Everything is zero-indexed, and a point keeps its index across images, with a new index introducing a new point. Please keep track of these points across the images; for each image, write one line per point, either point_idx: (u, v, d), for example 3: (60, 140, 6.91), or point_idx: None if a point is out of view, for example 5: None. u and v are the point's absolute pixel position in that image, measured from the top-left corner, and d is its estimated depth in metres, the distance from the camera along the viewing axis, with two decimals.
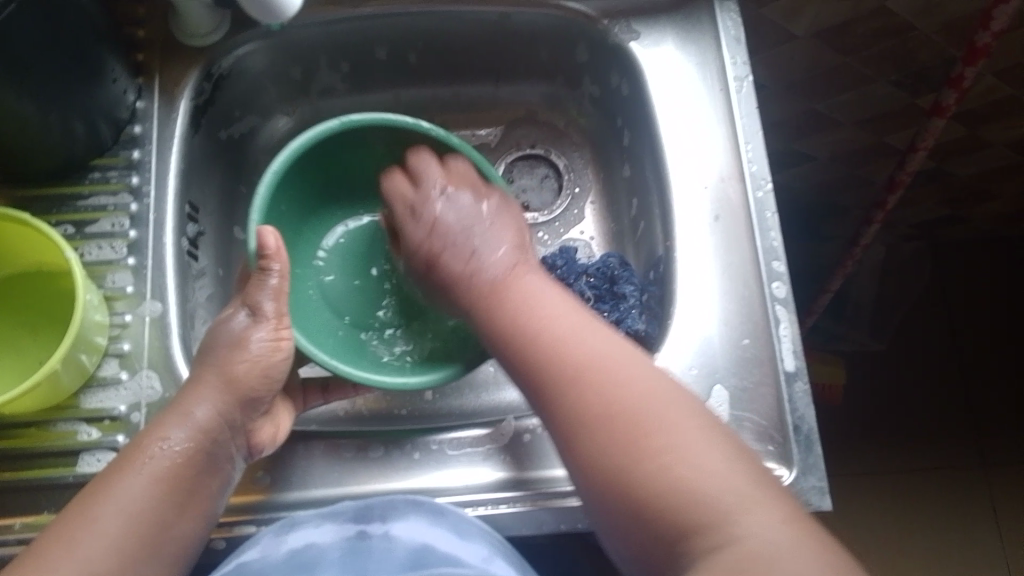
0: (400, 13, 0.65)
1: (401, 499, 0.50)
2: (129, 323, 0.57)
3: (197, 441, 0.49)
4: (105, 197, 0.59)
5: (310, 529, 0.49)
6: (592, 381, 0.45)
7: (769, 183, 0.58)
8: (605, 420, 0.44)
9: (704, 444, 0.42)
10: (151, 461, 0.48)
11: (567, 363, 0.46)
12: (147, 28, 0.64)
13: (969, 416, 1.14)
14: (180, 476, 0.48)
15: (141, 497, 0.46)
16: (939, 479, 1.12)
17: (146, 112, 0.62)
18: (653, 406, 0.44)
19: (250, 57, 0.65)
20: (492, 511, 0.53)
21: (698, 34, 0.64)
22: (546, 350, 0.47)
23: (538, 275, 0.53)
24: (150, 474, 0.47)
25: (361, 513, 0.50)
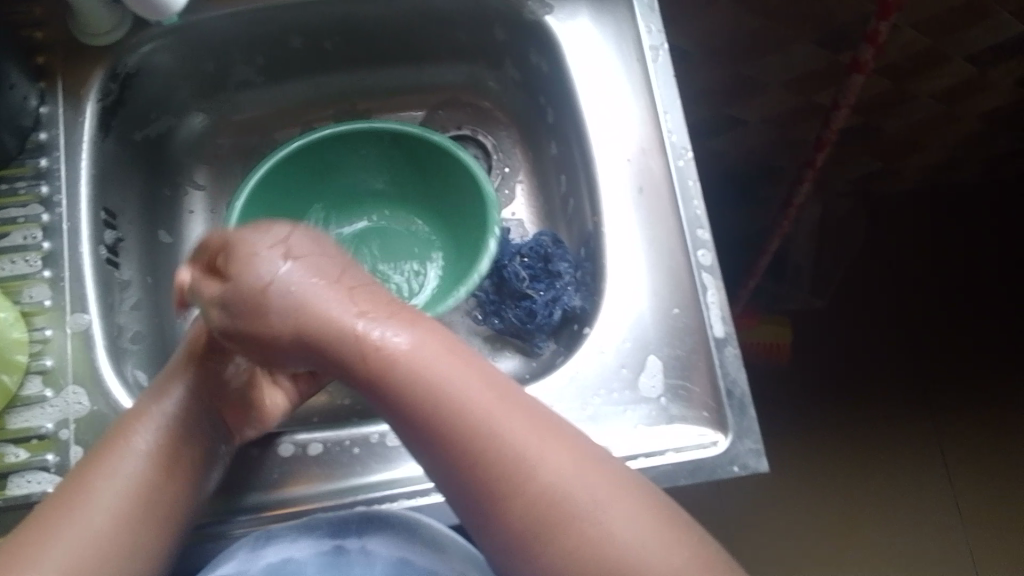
0: (310, 0, 0.64)
1: (380, 512, 0.50)
2: (51, 338, 0.55)
3: (176, 418, 0.49)
4: (14, 209, 0.57)
5: (286, 543, 0.49)
6: (488, 432, 0.42)
7: (689, 151, 0.59)
8: (506, 467, 0.42)
9: (597, 481, 0.42)
10: (129, 445, 0.48)
11: (456, 412, 0.42)
12: (46, 31, 0.62)
13: (910, 364, 1.17)
14: (161, 453, 0.48)
15: (124, 478, 0.46)
16: (884, 426, 1.16)
17: (52, 117, 0.60)
18: (547, 451, 0.42)
19: (158, 54, 0.63)
20: (437, 500, 0.52)
21: (612, 6, 0.64)
22: (425, 395, 0.43)
23: (389, 326, 0.44)
24: (133, 455, 0.47)
25: (339, 526, 0.50)
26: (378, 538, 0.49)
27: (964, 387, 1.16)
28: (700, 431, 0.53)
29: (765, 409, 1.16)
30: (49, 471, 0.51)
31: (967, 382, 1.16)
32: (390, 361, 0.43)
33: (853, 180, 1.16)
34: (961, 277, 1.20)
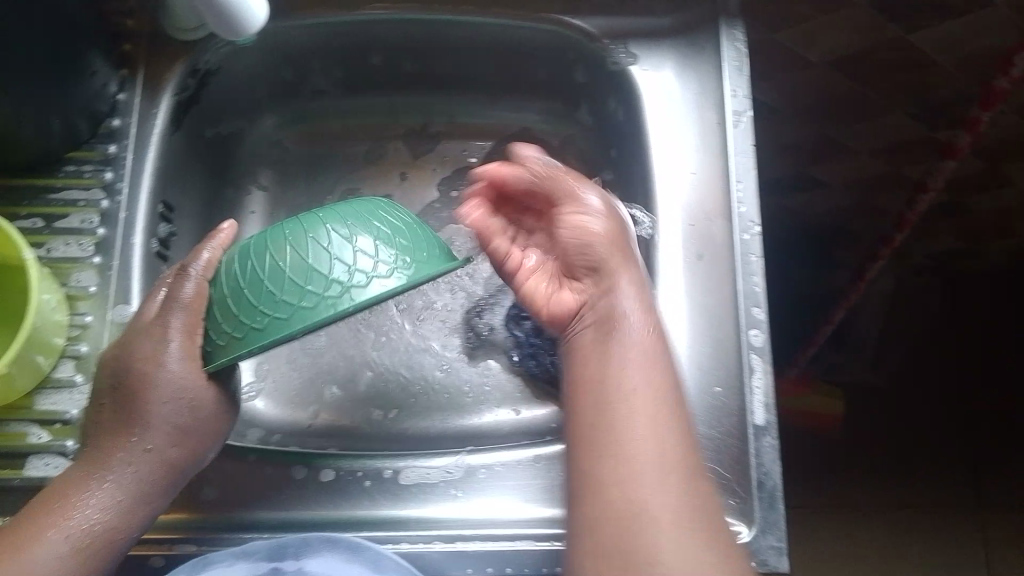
0: (394, 19, 0.64)
1: (319, 535, 0.48)
2: (89, 325, 0.55)
3: (117, 506, 0.45)
4: (77, 192, 0.58)
5: (224, 566, 0.46)
6: (613, 396, 0.44)
7: (757, 226, 0.56)
8: (609, 430, 0.44)
9: (671, 496, 0.42)
10: (73, 522, 0.44)
11: (587, 369, 0.46)
12: (136, 19, 0.62)
13: (967, 458, 1.11)
14: (104, 539, 0.44)
15: (61, 557, 0.43)
16: (929, 521, 1.09)
17: (128, 104, 0.60)
18: (659, 426, 0.44)
19: (239, 55, 0.64)
20: (424, 548, 0.50)
21: (700, 62, 0.61)
22: (598, 366, 0.46)
23: (643, 315, 0.47)
24: (76, 531, 0.43)
25: (277, 549, 0.48)
26: (317, 559, 0.47)
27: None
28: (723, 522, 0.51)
29: (806, 482, 1.11)
30: (66, 458, 0.52)
31: None
32: (610, 319, 0.47)
33: (934, 257, 1.11)
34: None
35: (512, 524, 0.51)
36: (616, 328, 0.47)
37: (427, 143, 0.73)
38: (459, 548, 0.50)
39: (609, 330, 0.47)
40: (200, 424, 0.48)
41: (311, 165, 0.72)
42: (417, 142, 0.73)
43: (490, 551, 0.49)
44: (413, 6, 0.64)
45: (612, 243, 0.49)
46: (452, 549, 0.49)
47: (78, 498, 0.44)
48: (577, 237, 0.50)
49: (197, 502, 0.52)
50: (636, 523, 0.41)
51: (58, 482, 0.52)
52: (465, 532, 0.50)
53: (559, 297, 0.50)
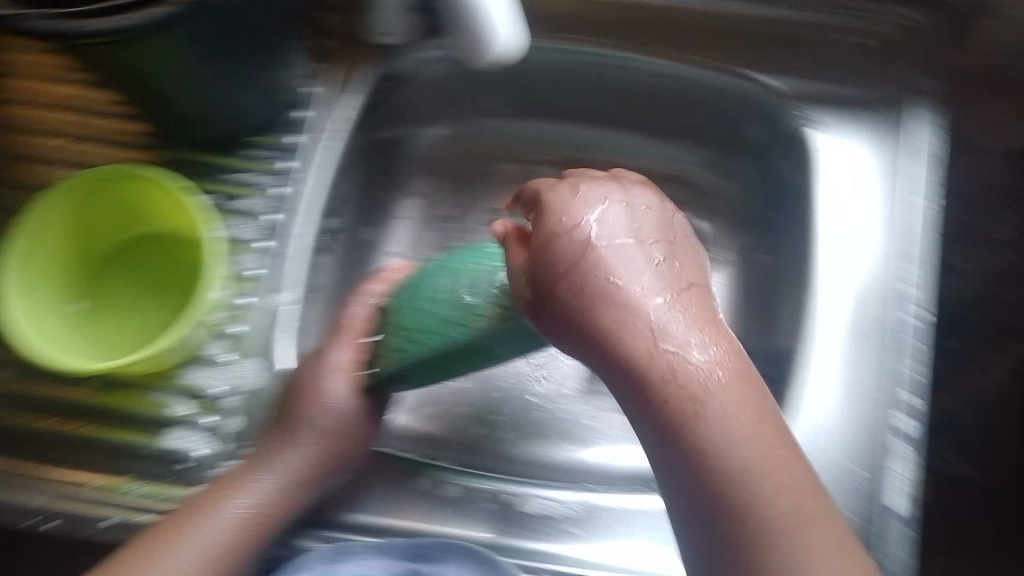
0: (591, 53, 0.67)
1: (457, 544, 0.49)
2: (252, 305, 0.57)
3: (274, 498, 0.49)
4: (255, 175, 0.60)
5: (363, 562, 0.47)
6: (719, 417, 0.38)
7: (919, 308, 0.55)
8: (713, 469, 0.38)
9: (798, 495, 0.38)
10: (227, 510, 0.47)
11: (685, 403, 0.38)
12: (340, 21, 0.65)
13: None
14: (257, 523, 0.48)
15: (215, 541, 0.46)
16: None
17: (317, 100, 0.63)
18: (764, 444, 0.38)
19: (433, 65, 0.66)
20: None
21: (887, 135, 0.63)
22: (710, 418, 0.38)
23: (713, 330, 0.40)
24: (226, 521, 0.47)
25: (416, 551, 0.48)
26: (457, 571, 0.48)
27: None
28: None
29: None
30: (207, 433, 0.53)
31: None
32: (670, 374, 0.39)
33: None
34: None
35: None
36: (688, 385, 0.38)
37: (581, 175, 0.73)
38: None
39: (664, 365, 0.39)
40: (341, 426, 0.53)
41: (464, 180, 0.73)
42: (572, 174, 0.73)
43: None
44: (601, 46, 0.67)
45: (667, 230, 0.44)
46: None
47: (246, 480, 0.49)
48: (658, 259, 0.42)
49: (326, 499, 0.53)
50: (758, 533, 0.37)
51: (193, 456, 0.52)
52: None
53: (621, 307, 0.40)
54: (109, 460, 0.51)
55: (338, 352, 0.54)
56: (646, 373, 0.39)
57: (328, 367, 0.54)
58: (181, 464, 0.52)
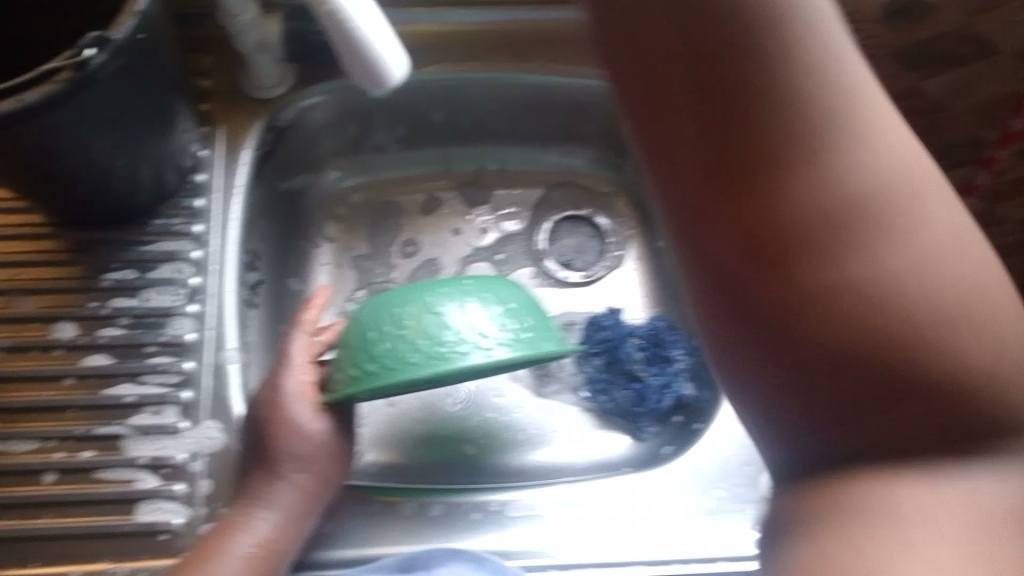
0: (453, 77, 0.69)
1: (443, 548, 0.50)
2: (190, 370, 0.57)
3: (273, 537, 0.50)
4: (169, 245, 0.61)
5: None
6: (914, 196, 0.36)
7: None
8: (747, 120, 0.37)
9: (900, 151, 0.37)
10: (231, 555, 0.48)
11: (749, 109, 0.36)
12: (213, 80, 0.66)
13: None
14: (266, 559, 0.49)
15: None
16: None
17: (209, 160, 0.64)
18: (867, 115, 0.37)
19: (311, 111, 0.68)
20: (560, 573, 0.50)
21: None
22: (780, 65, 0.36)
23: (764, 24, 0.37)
24: (236, 563, 0.48)
25: (405, 563, 0.49)
26: (444, 570, 0.49)
27: None
28: None
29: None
30: (177, 501, 0.53)
31: None
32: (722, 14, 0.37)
33: None
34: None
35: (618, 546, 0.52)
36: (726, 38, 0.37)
37: (479, 197, 0.76)
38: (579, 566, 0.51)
39: (782, 46, 0.36)
40: (323, 450, 0.53)
41: (375, 218, 0.75)
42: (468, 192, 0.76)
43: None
44: (471, 65, 0.69)
45: None
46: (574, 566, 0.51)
47: (241, 524, 0.49)
48: None
49: None
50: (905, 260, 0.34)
51: (170, 526, 0.52)
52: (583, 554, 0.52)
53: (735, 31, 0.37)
54: (88, 547, 0.52)
55: (293, 383, 0.54)
56: (739, 50, 0.37)
57: (289, 396, 0.53)
58: (161, 535, 0.52)
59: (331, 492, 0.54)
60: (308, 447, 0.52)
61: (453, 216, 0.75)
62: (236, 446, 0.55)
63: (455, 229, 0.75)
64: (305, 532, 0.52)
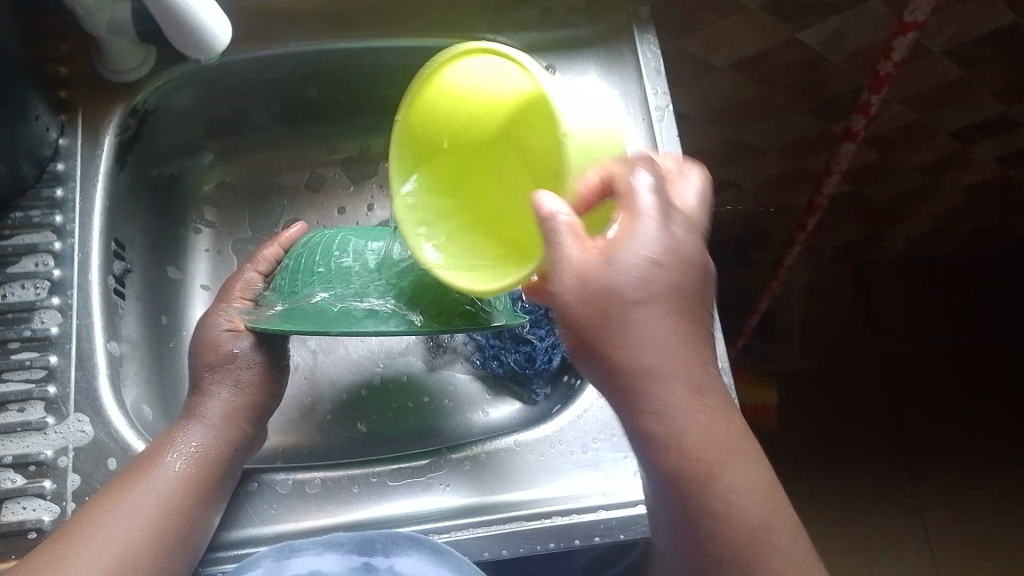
0: (326, 49, 0.66)
1: (404, 534, 0.50)
2: (55, 366, 0.55)
3: (198, 460, 0.52)
4: (28, 237, 0.58)
5: (312, 556, 0.49)
6: (661, 377, 0.40)
7: None
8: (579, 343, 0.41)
9: (668, 367, 0.40)
10: (158, 471, 0.50)
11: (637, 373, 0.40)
12: (71, 65, 0.63)
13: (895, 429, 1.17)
14: (197, 474, 0.51)
15: (158, 498, 0.49)
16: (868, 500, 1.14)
17: (70, 148, 0.61)
18: (646, 336, 0.40)
19: (175, 94, 0.65)
20: (455, 536, 0.51)
21: (619, 66, 0.66)
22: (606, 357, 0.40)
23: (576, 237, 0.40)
24: (166, 478, 0.50)
25: (363, 544, 0.49)
26: (404, 558, 0.48)
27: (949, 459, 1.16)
28: None
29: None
30: (45, 498, 0.52)
31: (956, 452, 1.16)
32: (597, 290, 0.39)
33: (841, 247, 1.18)
34: (950, 356, 1.21)
35: (502, 504, 0.53)
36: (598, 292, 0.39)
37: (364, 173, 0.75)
38: (480, 531, 0.51)
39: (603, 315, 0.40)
40: (249, 376, 0.57)
41: (257, 199, 0.74)
42: (353, 167, 0.75)
43: (487, 536, 0.51)
44: (343, 34, 0.66)
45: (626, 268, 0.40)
46: (474, 532, 0.51)
47: (173, 438, 0.53)
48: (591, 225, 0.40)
49: None
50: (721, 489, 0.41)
51: (39, 525, 0.51)
52: (474, 517, 0.52)
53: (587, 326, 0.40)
54: None
55: (222, 326, 0.58)
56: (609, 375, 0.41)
57: (212, 339, 0.57)
58: (30, 534, 0.51)
59: (266, 396, 0.58)
60: (230, 381, 0.56)
61: (337, 193, 0.74)
62: (108, 439, 0.54)
63: (339, 207, 0.74)
64: (242, 433, 0.55)
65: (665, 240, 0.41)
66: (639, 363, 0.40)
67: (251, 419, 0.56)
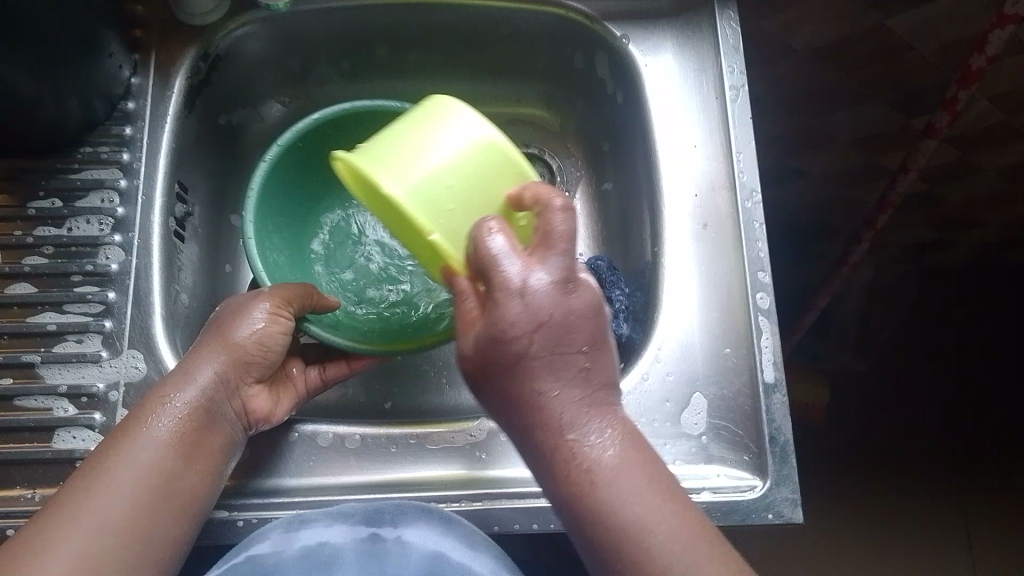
0: (399, 6, 0.65)
1: (412, 504, 0.50)
2: (112, 301, 0.56)
3: (201, 408, 0.48)
4: (97, 172, 0.59)
5: (320, 529, 0.48)
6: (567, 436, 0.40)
7: (758, 194, 0.59)
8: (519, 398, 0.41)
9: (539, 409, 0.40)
10: (154, 426, 0.47)
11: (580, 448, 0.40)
12: (147, 5, 0.63)
13: (948, 440, 1.13)
14: (192, 432, 0.48)
15: (153, 459, 0.45)
16: (914, 509, 1.10)
17: (141, 88, 0.61)
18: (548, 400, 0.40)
19: (248, 41, 0.65)
20: (486, 505, 0.52)
21: (697, 41, 0.64)
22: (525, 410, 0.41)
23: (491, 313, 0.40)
24: (158, 438, 0.46)
25: (373, 516, 0.49)
26: (413, 529, 0.48)
27: (1004, 476, 1.12)
28: (738, 474, 0.54)
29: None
30: (94, 430, 0.53)
31: (1013, 470, 1.12)
32: (574, 466, 0.40)
33: (909, 248, 1.14)
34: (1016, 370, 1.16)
35: (536, 481, 0.53)
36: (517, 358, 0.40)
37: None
38: (510, 504, 0.51)
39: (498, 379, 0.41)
40: (268, 340, 0.52)
41: None
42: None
43: (519, 507, 0.51)
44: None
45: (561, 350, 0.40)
46: (503, 503, 0.51)
47: (168, 391, 0.48)
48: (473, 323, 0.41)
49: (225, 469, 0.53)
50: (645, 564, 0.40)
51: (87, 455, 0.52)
52: (505, 489, 0.52)
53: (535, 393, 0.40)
54: (5, 474, 0.52)
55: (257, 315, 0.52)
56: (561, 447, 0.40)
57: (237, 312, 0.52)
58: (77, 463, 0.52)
59: (269, 364, 0.53)
60: (253, 348, 0.51)
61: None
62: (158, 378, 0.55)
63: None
64: (239, 398, 0.51)
65: (553, 296, 0.39)
66: (636, 530, 0.40)
67: (250, 382, 0.52)
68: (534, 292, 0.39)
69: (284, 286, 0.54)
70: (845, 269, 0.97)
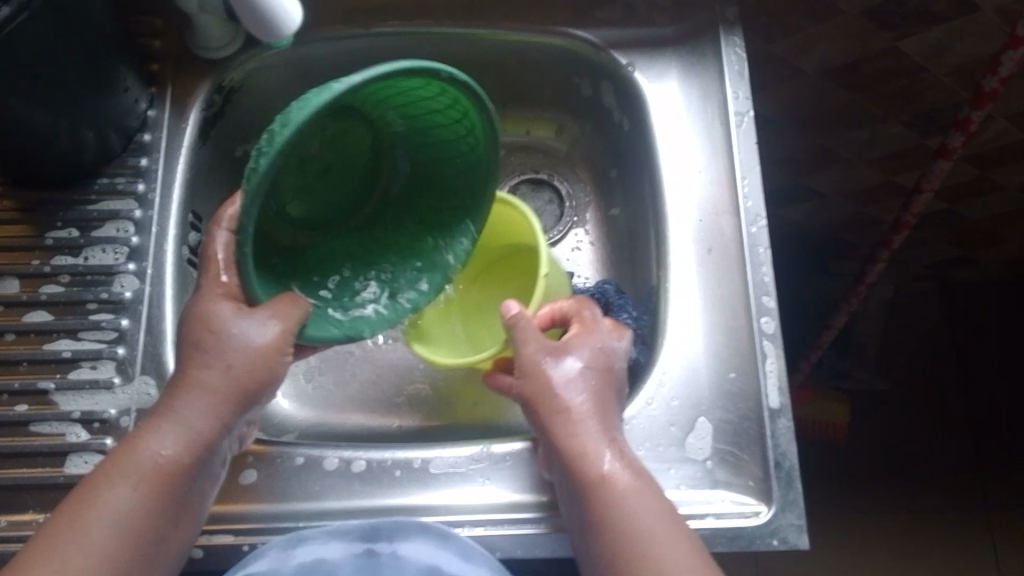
0: (407, 36, 0.67)
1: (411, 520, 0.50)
2: (126, 328, 0.58)
3: (187, 452, 0.46)
4: (113, 203, 0.61)
5: (318, 541, 0.50)
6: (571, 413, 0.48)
7: (763, 219, 0.59)
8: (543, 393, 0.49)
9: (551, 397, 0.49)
10: (139, 466, 0.46)
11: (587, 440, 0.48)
12: (163, 40, 0.65)
13: (972, 461, 1.11)
14: (170, 481, 0.46)
15: (132, 507, 0.45)
16: (935, 531, 1.09)
17: (157, 120, 0.63)
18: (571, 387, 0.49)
19: (260, 73, 0.66)
20: (489, 531, 0.53)
21: (701, 67, 0.65)
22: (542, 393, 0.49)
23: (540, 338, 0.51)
24: (136, 486, 0.45)
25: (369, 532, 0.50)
26: (409, 544, 0.50)
27: None
28: (743, 500, 0.54)
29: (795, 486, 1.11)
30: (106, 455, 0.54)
31: None
32: (586, 466, 0.47)
33: (928, 265, 1.13)
34: None
35: (538, 505, 0.53)
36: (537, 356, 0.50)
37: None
38: (515, 529, 0.53)
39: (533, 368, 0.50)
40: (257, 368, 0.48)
41: None
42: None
43: (515, 534, 0.53)
44: (426, 21, 0.66)
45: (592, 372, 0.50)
46: (503, 527, 0.53)
47: (158, 433, 0.46)
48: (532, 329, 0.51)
49: (233, 493, 0.54)
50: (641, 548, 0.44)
51: None
52: (508, 514, 0.53)
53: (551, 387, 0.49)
54: (20, 497, 0.53)
55: (254, 330, 0.47)
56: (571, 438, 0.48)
57: (226, 323, 0.47)
58: None
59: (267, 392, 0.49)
60: (246, 376, 0.47)
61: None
62: None
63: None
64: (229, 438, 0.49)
65: (588, 374, 0.50)
66: (629, 528, 0.45)
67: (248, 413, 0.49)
68: (565, 372, 0.50)
69: (281, 307, 0.48)
70: (861, 290, 0.96)
